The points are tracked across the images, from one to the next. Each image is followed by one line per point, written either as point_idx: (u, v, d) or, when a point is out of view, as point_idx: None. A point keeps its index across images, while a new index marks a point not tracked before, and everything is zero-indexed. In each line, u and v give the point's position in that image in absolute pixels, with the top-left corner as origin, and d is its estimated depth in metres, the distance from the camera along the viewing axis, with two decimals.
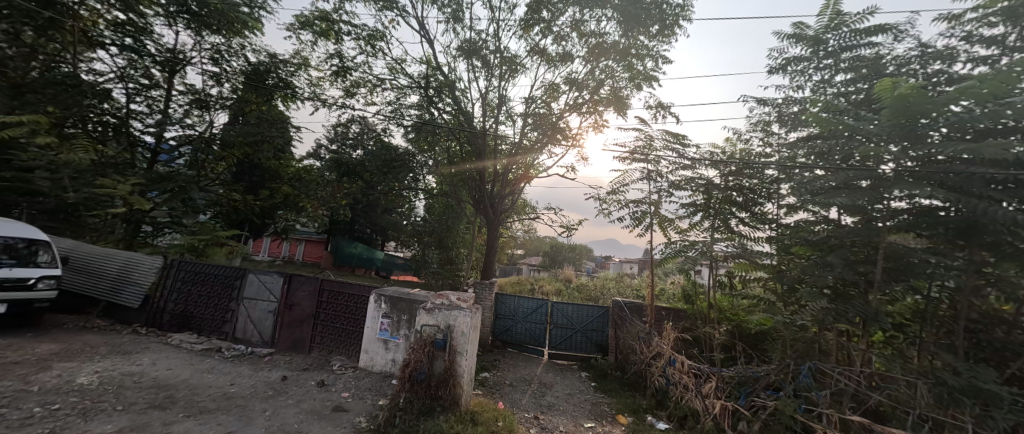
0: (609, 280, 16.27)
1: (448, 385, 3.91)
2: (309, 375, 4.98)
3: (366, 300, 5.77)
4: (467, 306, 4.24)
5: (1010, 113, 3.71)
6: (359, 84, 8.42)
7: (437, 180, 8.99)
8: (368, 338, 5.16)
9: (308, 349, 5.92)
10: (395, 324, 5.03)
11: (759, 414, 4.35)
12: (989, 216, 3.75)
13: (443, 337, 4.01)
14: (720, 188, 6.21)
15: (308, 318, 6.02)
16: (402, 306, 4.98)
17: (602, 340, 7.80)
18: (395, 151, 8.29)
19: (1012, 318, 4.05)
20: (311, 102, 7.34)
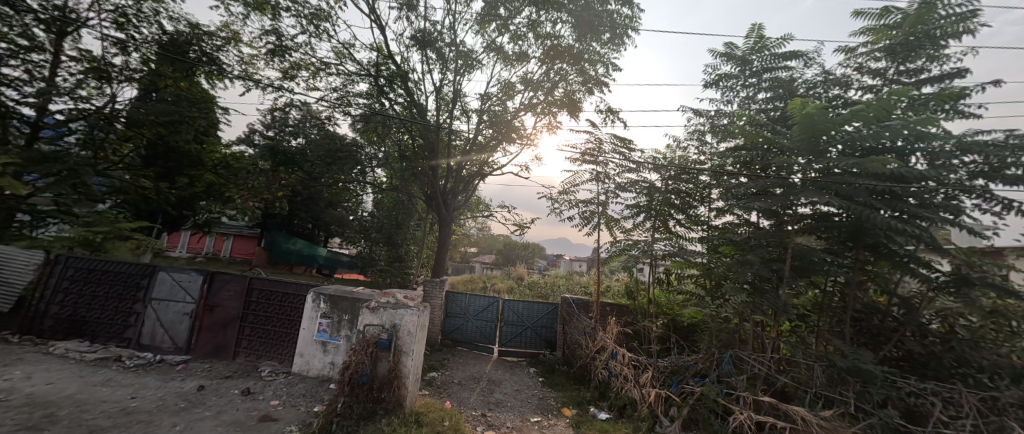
0: (560, 277, 16.80)
1: (392, 386, 3.89)
2: (233, 382, 4.67)
3: (301, 299, 5.53)
4: (414, 305, 4.23)
5: (888, 134, 4.41)
6: (300, 66, 7.95)
7: (387, 174, 8.72)
8: (304, 340, 4.95)
9: (232, 354, 5.54)
10: (335, 324, 4.91)
11: (688, 400, 4.78)
12: (869, 223, 4.44)
13: (388, 338, 3.96)
14: (661, 191, 6.67)
15: (233, 320, 5.63)
16: (344, 305, 4.87)
17: (550, 336, 8.08)
18: (338, 141, 7.77)
19: (885, 307, 4.87)
20: (243, 82, 6.75)
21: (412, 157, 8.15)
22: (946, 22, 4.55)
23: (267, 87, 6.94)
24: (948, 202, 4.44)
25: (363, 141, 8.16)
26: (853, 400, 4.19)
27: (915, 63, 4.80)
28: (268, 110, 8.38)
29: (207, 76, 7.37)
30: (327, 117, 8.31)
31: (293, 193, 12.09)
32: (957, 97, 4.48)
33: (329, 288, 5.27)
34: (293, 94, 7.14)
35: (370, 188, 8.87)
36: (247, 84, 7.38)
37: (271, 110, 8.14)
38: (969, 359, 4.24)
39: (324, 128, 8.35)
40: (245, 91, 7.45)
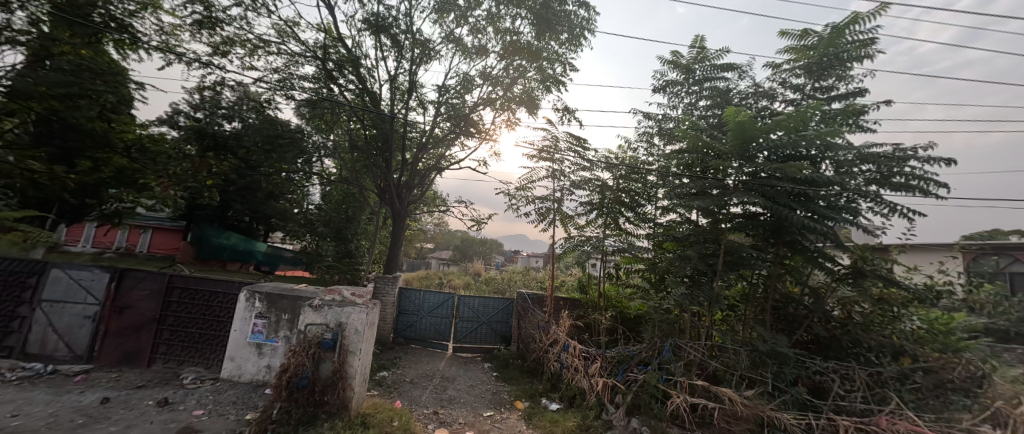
0: (517, 273, 16.98)
1: (336, 389, 3.73)
2: (147, 393, 4.27)
3: (231, 299, 5.17)
4: (362, 302, 4.08)
5: (804, 144, 4.94)
6: (234, 42, 7.34)
7: (336, 165, 8.30)
8: (236, 343, 4.63)
9: (145, 361, 5.06)
10: (272, 325, 4.67)
11: (632, 387, 5.03)
12: (787, 222, 4.96)
13: (332, 337, 3.81)
14: (612, 189, 6.95)
15: (148, 323, 5.14)
16: (283, 304, 4.65)
17: (505, 331, 8.19)
18: (281, 127, 7.26)
19: (799, 297, 5.47)
20: (161, 53, 6.08)
21: (363, 148, 7.81)
22: (851, 47, 5.17)
23: (193, 62, 6.31)
24: (849, 205, 5.09)
25: (310, 128, 7.63)
26: (770, 381, 4.68)
27: (827, 81, 5.41)
28: (195, 89, 7.67)
29: (117, 45, 6.56)
30: (268, 100, 7.73)
31: (228, 182, 10.79)
32: (858, 113, 5.12)
33: (266, 285, 4.98)
34: (225, 73, 6.56)
35: (316, 179, 8.40)
36: (167, 58, 6.66)
37: (199, 89, 7.44)
38: (863, 340, 4.92)
39: (264, 111, 7.77)
40: (165, 65, 6.73)
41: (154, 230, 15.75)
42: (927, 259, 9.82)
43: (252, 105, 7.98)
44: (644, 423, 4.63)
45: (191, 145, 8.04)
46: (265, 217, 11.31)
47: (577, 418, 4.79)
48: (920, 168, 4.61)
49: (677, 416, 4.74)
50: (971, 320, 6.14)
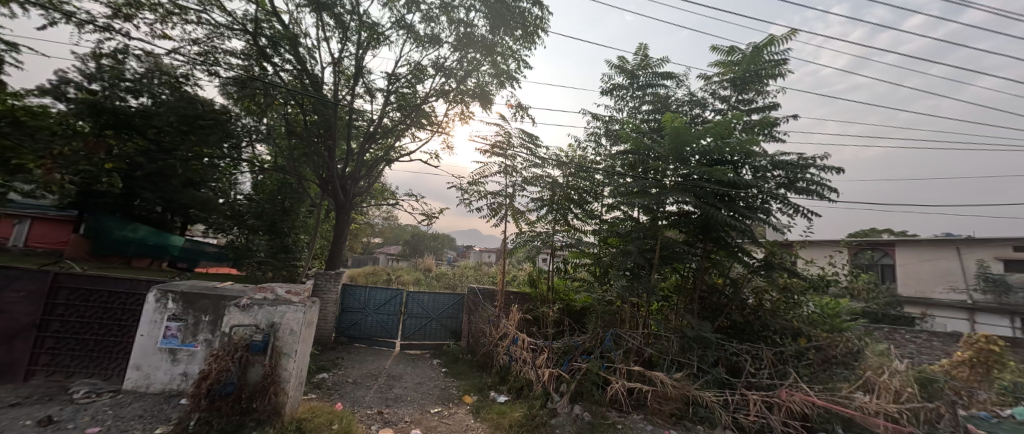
0: (469, 268, 17.00)
1: (267, 394, 3.22)
2: (25, 411, 3.50)
3: (137, 300, 4.32)
4: (300, 300, 3.55)
5: (727, 149, 5.51)
6: (140, 5, 6.55)
7: (270, 151, 7.43)
8: (143, 350, 4.02)
9: (21, 376, 4.08)
10: (190, 328, 4.10)
11: (576, 375, 5.25)
12: (713, 220, 5.51)
13: (263, 339, 3.27)
14: (562, 186, 7.24)
15: (23, 329, 4.13)
16: (203, 304, 4.10)
17: (455, 326, 8.22)
18: (201, 105, 6.38)
19: (723, 288, 6.13)
20: (39, 9, 5.24)
21: (302, 134, 7.19)
22: (767, 65, 5.82)
23: (87, 23, 5.55)
24: (763, 206, 5.76)
25: (238, 110, 6.99)
26: (697, 364, 5.20)
27: (748, 94, 6.06)
28: (91, 55, 6.58)
29: None
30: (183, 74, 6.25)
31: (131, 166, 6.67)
32: (773, 124, 5.79)
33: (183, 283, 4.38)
34: (128, 40, 5.84)
35: (246, 167, 7.48)
36: (52, 16, 5.74)
37: (95, 56, 6.52)
38: (771, 324, 5.67)
39: (178, 87, 6.50)
40: (50, 25, 5.80)
41: (31, 222, 13.57)
42: (822, 253, 11.45)
43: (164, 79, 6.48)
44: (585, 409, 4.82)
45: (80, 121, 5.88)
46: (178, 205, 7.31)
47: (522, 409, 4.93)
48: (818, 176, 5.36)
49: (615, 401, 5.06)
50: (853, 305, 7.28)
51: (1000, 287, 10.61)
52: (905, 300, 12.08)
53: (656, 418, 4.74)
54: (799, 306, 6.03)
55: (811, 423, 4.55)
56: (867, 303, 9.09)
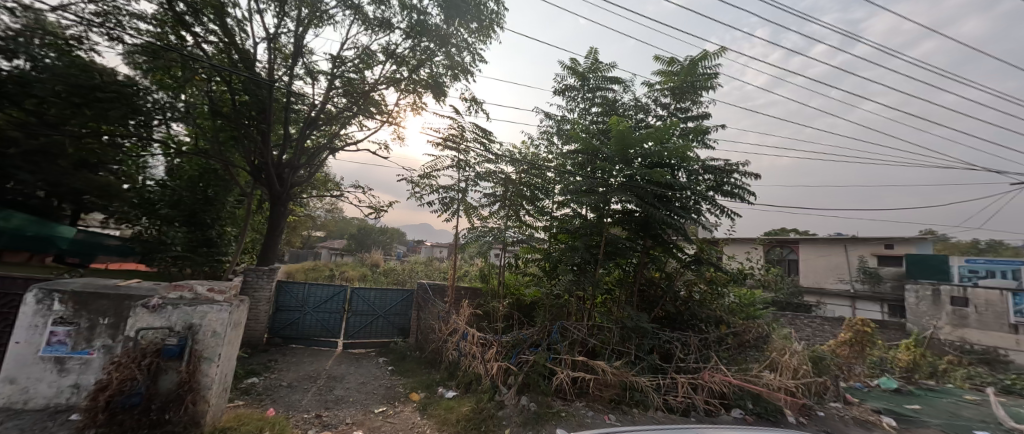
0: (419, 263, 16.64)
1: (182, 403, 2.89)
2: None
3: (11, 302, 3.42)
4: (225, 300, 3.28)
5: (666, 153, 5.88)
6: None
7: (191, 131, 6.18)
8: (17, 360, 3.00)
9: None
10: (83, 333, 3.12)
11: (524, 368, 5.31)
12: (653, 219, 5.90)
13: (179, 343, 2.96)
14: (515, 183, 7.30)
15: None
16: (100, 305, 3.13)
17: (403, 323, 8.03)
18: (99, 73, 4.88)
19: (659, 281, 6.60)
20: None
21: (229, 114, 6.22)
22: (702, 77, 6.30)
23: None
24: (695, 206, 6.22)
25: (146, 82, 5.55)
26: (634, 351, 5.57)
27: (685, 103, 6.51)
28: None
29: None
30: (78, 35, 4.74)
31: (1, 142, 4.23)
32: (705, 132, 6.28)
33: (74, 281, 3.34)
34: None
35: (159, 149, 6.12)
36: None
37: None
38: (698, 313, 6.25)
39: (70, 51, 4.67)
40: None
41: None
42: (744, 249, 12.82)
43: (47, 38, 4.58)
44: (531, 399, 4.92)
45: None
46: (69, 192, 5.06)
47: (470, 403, 4.94)
48: (740, 181, 5.92)
49: (560, 390, 5.20)
50: (765, 295, 8.24)
51: (874, 278, 13.74)
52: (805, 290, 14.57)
53: (597, 404, 4.97)
54: (721, 295, 6.72)
55: (729, 400, 5.18)
56: (776, 293, 10.31)
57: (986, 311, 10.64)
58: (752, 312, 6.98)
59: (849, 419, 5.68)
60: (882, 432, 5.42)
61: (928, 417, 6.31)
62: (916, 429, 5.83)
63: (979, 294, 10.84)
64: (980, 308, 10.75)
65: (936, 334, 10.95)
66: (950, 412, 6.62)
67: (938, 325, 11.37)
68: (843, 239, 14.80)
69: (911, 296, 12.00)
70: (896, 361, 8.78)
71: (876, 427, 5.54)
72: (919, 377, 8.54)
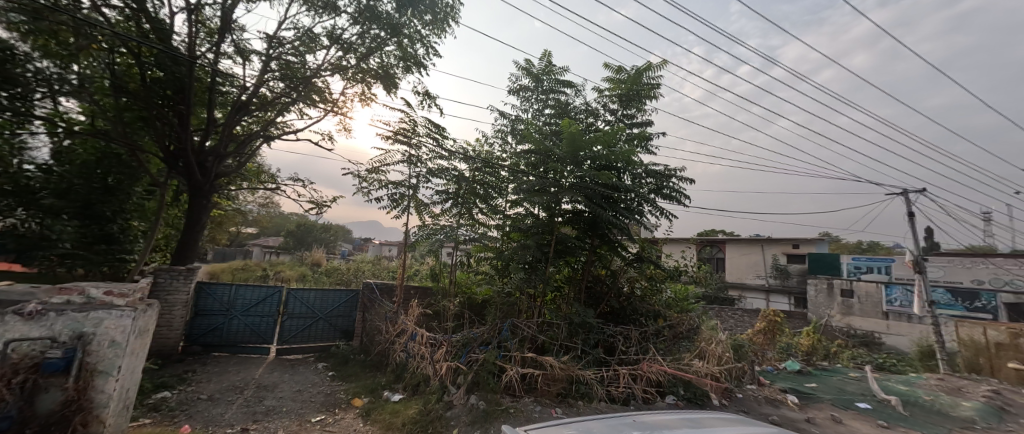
0: (366, 262, 15.92)
1: (69, 426, 2.50)
2: None
3: None
4: (128, 306, 2.87)
5: (615, 157, 6.06)
6: None
7: (87, 108, 5.24)
8: None
9: None
10: None
11: (474, 366, 5.20)
12: (600, 219, 6.11)
13: (66, 356, 2.52)
14: (468, 180, 7.19)
15: None
16: None
17: (346, 325, 7.60)
18: None
19: (605, 279, 6.89)
20: None
21: (139, 93, 5.51)
22: (646, 87, 6.60)
23: None
24: (639, 208, 6.52)
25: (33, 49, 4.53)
26: (580, 346, 5.72)
27: (631, 111, 6.79)
28: None
29: None
30: None
31: None
32: (648, 138, 6.59)
33: None
34: None
35: (44, 127, 5.10)
36: None
37: None
38: (639, 308, 6.66)
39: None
40: None
41: None
42: (678, 248, 14.04)
43: None
44: (480, 398, 4.81)
45: None
46: None
47: (417, 405, 4.77)
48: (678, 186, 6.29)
49: (509, 387, 5.17)
50: (697, 290, 8.92)
51: (783, 273, 15.49)
52: (731, 284, 16.03)
53: (544, 399, 5.01)
54: (659, 291, 7.17)
55: (663, 387, 5.59)
56: (706, 289, 11.19)
57: (867, 301, 12.47)
58: (684, 306, 7.56)
59: (762, 398, 6.38)
60: (787, 408, 6.14)
61: (822, 393, 7.24)
62: (813, 404, 6.68)
63: (861, 286, 12.68)
64: (863, 298, 12.56)
65: (832, 323, 12.57)
66: (839, 388, 7.65)
67: (831, 314, 13.15)
68: (762, 239, 16.48)
69: (811, 289, 13.77)
70: (799, 346, 9.95)
71: (782, 404, 6.28)
72: (817, 359, 9.75)
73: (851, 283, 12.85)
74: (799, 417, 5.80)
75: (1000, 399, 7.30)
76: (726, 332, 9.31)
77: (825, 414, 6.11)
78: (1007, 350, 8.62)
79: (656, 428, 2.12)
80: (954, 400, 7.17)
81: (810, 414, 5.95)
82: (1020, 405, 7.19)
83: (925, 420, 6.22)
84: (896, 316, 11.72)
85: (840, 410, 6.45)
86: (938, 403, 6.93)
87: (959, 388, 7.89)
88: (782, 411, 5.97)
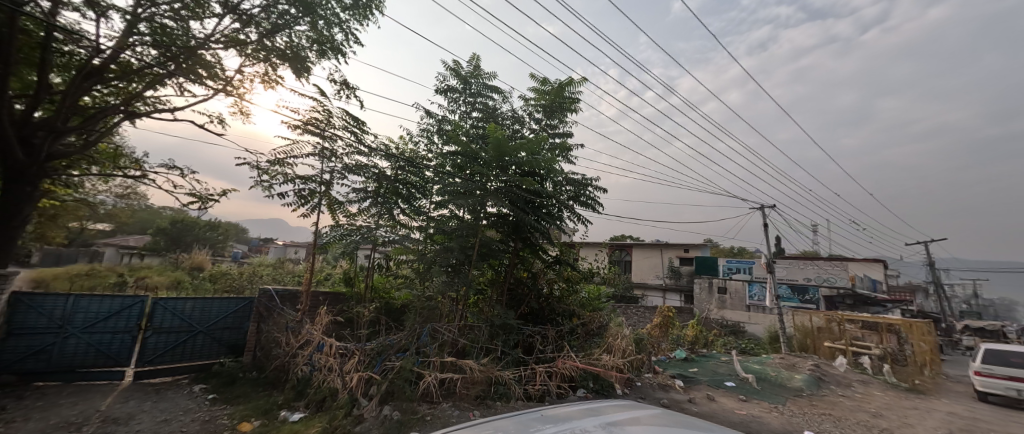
0: (265, 265, 14.18)
1: None
2: None
3: None
4: None
5: (539, 165, 6.25)
6: None
7: None
8: None
9: None
10: None
11: (388, 375, 4.88)
12: (523, 223, 6.29)
13: None
14: (389, 179, 6.84)
15: None
16: None
17: (234, 339, 6.64)
18: None
19: (525, 280, 7.15)
20: None
21: None
22: (568, 100, 6.94)
23: None
24: (559, 214, 6.84)
25: None
26: (500, 347, 5.81)
27: (554, 121, 7.09)
28: None
29: None
30: None
31: None
32: (568, 149, 6.94)
33: None
34: None
35: None
36: None
37: None
38: (556, 308, 7.09)
39: None
40: None
41: None
42: (592, 251, 15.09)
43: None
44: (395, 408, 4.49)
45: None
46: None
47: (321, 423, 4.32)
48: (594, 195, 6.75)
49: (426, 394, 4.96)
50: (607, 290, 9.69)
51: (675, 274, 17.57)
52: (634, 284, 17.70)
53: (462, 403, 4.90)
54: (575, 292, 7.68)
55: (575, 381, 5.92)
56: (615, 289, 12.13)
57: (735, 296, 14.68)
58: (596, 305, 8.15)
59: (655, 384, 7.13)
60: (675, 391, 6.95)
61: (701, 376, 8.34)
62: (694, 386, 7.67)
63: (733, 283, 14.91)
64: (732, 293, 14.79)
65: (710, 315, 14.51)
66: (713, 370, 8.90)
67: (710, 307, 15.14)
68: (661, 244, 18.51)
69: (696, 286, 15.73)
70: (685, 337, 11.34)
71: (671, 388, 7.08)
72: (698, 347, 11.21)
73: (726, 281, 14.98)
74: (683, 398, 6.59)
75: (819, 370, 9.16)
76: (628, 326, 10.20)
77: (702, 394, 7.05)
78: (825, 333, 11.19)
79: (562, 420, 2.20)
80: (790, 374, 8.81)
81: (692, 395, 6.81)
82: (831, 375, 9.15)
83: (771, 392, 7.57)
84: (756, 308, 14.05)
85: (713, 389, 7.49)
86: (779, 377, 8.47)
87: (793, 364, 9.68)
88: (671, 394, 6.72)
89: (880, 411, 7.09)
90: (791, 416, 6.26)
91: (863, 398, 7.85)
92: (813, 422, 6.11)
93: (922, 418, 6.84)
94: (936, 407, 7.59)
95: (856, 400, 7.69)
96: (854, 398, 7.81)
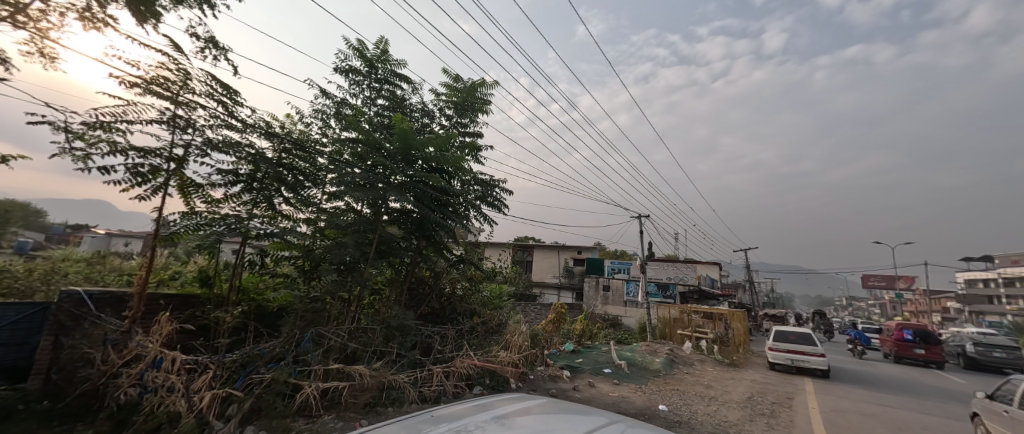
0: (81, 261, 10.82)
1: None
2: None
3: None
4: None
5: (448, 162, 6.15)
6: None
7: None
8: None
9: None
10: None
11: (255, 390, 4.17)
12: (427, 220, 6.09)
13: None
14: (269, 162, 5.58)
15: None
16: None
17: (9, 361, 4.50)
18: None
19: (426, 279, 7.12)
20: None
21: None
22: (479, 101, 7.03)
23: None
24: (466, 213, 6.88)
25: None
26: (396, 350, 5.50)
27: (465, 120, 7.07)
28: None
29: None
30: None
31: None
32: (477, 149, 7.01)
33: None
34: None
35: None
36: None
37: None
38: (457, 307, 7.24)
39: None
40: None
41: None
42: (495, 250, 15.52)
43: None
44: (259, 428, 3.80)
45: None
46: None
47: None
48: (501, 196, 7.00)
49: (304, 407, 4.37)
50: (509, 289, 10.10)
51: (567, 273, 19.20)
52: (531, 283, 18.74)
53: (348, 412, 4.45)
54: (476, 291, 7.96)
55: (473, 380, 5.99)
56: (517, 287, 12.69)
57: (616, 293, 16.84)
58: (496, 304, 8.47)
59: (546, 376, 7.67)
60: (562, 381, 7.59)
61: (585, 365, 9.29)
62: (579, 375, 8.49)
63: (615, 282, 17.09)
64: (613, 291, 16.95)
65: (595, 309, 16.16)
66: (595, 360, 10.00)
67: (595, 303, 16.99)
68: (557, 246, 20.04)
69: (587, 285, 17.48)
70: (574, 331, 12.45)
71: (559, 379, 7.71)
72: (584, 339, 12.43)
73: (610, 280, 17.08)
74: (569, 387, 7.25)
75: (672, 353, 11.07)
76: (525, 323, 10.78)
77: (585, 382, 7.85)
78: (678, 322, 13.53)
79: (454, 418, 1.98)
80: (652, 358, 10.43)
81: (576, 384, 7.53)
82: (681, 357, 11.12)
83: (638, 375, 8.87)
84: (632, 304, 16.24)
85: (594, 376, 8.44)
86: (645, 361, 9.96)
87: (655, 350, 11.47)
88: (559, 384, 7.33)
89: (710, 383, 8.95)
90: (651, 394, 7.43)
91: (700, 374, 9.75)
92: (666, 397, 7.35)
93: (737, 386, 8.82)
94: (745, 376, 9.87)
95: (696, 376, 9.52)
96: (695, 374, 9.68)
